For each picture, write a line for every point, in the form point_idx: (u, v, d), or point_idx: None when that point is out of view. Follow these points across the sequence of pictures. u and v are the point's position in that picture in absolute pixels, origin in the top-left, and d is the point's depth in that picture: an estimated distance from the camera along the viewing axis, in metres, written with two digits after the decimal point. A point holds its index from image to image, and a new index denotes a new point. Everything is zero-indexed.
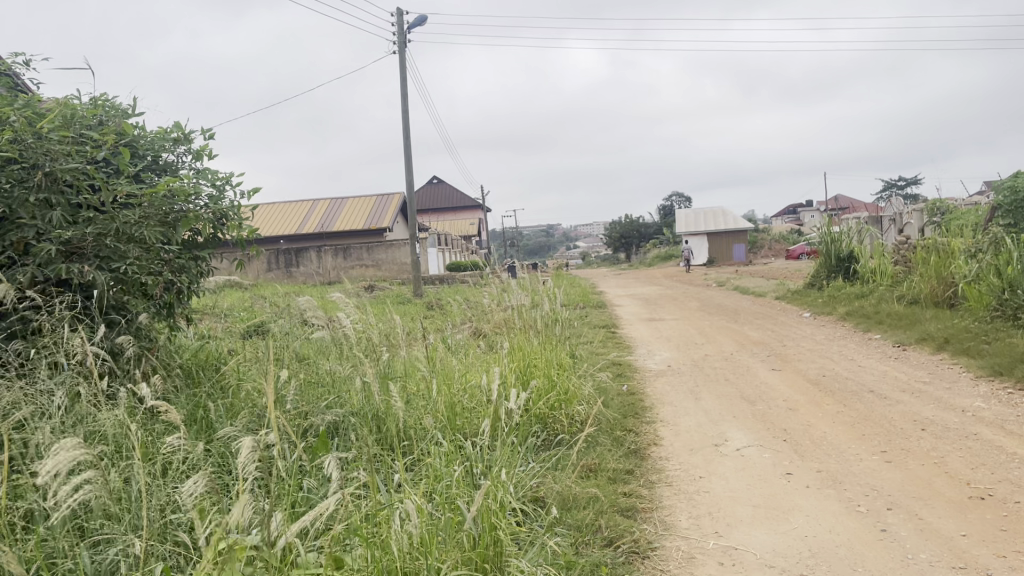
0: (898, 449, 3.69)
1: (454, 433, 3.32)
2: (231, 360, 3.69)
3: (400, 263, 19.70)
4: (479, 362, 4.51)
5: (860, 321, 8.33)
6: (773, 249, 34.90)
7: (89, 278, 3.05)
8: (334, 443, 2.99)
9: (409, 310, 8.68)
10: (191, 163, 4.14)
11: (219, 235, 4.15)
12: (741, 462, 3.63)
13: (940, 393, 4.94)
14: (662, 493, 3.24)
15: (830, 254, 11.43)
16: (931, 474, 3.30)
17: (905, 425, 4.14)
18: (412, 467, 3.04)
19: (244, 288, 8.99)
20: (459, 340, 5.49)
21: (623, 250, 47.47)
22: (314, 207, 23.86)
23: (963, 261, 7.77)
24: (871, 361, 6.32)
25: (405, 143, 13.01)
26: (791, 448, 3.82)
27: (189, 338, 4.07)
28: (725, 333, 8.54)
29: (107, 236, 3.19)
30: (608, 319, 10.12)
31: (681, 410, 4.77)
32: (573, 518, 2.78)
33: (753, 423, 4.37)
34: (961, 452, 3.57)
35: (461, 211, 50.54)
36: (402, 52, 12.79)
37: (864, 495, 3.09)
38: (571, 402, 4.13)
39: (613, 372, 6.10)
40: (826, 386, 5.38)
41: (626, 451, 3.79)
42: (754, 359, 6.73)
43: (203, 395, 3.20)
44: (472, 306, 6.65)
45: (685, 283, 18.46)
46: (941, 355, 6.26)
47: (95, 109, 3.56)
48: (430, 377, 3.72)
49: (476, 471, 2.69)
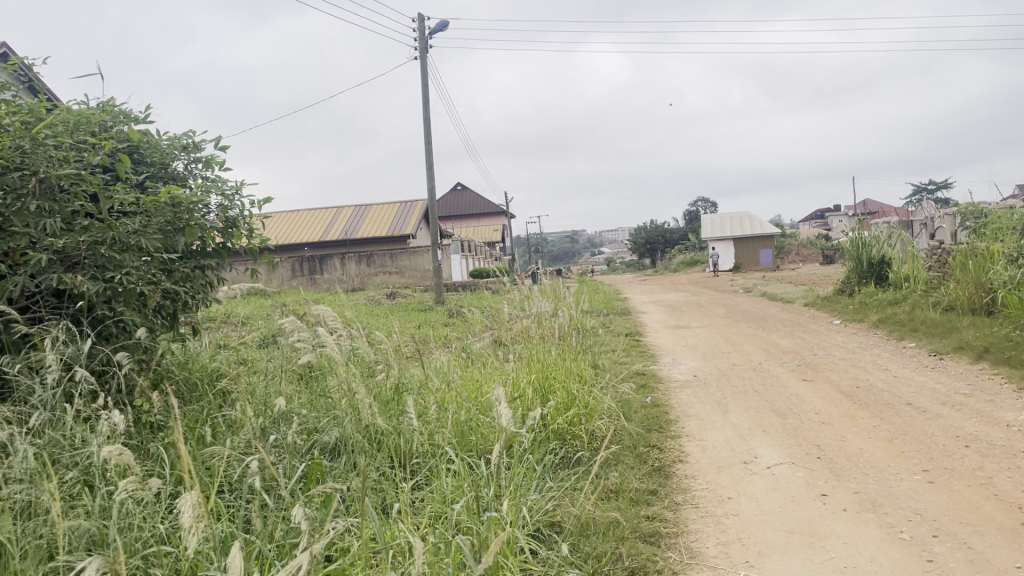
0: (941, 468, 3.45)
1: (468, 453, 3.19)
2: (235, 375, 3.61)
3: (423, 269, 19.61)
4: (496, 372, 4.36)
5: (894, 329, 8.04)
6: (801, 254, 34.39)
7: (83, 289, 2.94)
8: (336, 462, 2.87)
9: (429, 319, 8.55)
10: (200, 172, 4.01)
11: (228, 245, 4.03)
12: (772, 481, 3.43)
13: (982, 407, 4.68)
14: (689, 515, 3.04)
15: (861, 259, 11.10)
16: (979, 497, 3.06)
17: (946, 441, 3.89)
18: (419, 488, 2.93)
19: (267, 296, 8.95)
20: (476, 351, 5.33)
21: (648, 256, 47.13)
22: (338, 213, 23.89)
23: (1002, 267, 7.46)
24: (907, 371, 6.06)
25: (425, 150, 12.92)
26: (825, 466, 3.61)
27: (201, 349, 4.01)
28: (752, 341, 8.31)
29: (103, 245, 3.08)
30: (633, 327, 9.91)
31: (708, 424, 4.57)
32: (591, 545, 2.61)
33: (784, 438, 4.16)
34: (1010, 472, 3.33)
35: (484, 218, 50.57)
36: (423, 58, 12.69)
37: (907, 519, 2.87)
38: (592, 416, 3.99)
39: (637, 382, 5.91)
40: (861, 398, 5.13)
41: (650, 470, 3.60)
42: (784, 368, 6.49)
43: (201, 412, 3.10)
44: (492, 316, 6.50)
45: (711, 288, 18.24)
46: (981, 365, 5.97)
47: (97, 113, 3.46)
48: (447, 391, 3.59)
49: (485, 499, 2.54)
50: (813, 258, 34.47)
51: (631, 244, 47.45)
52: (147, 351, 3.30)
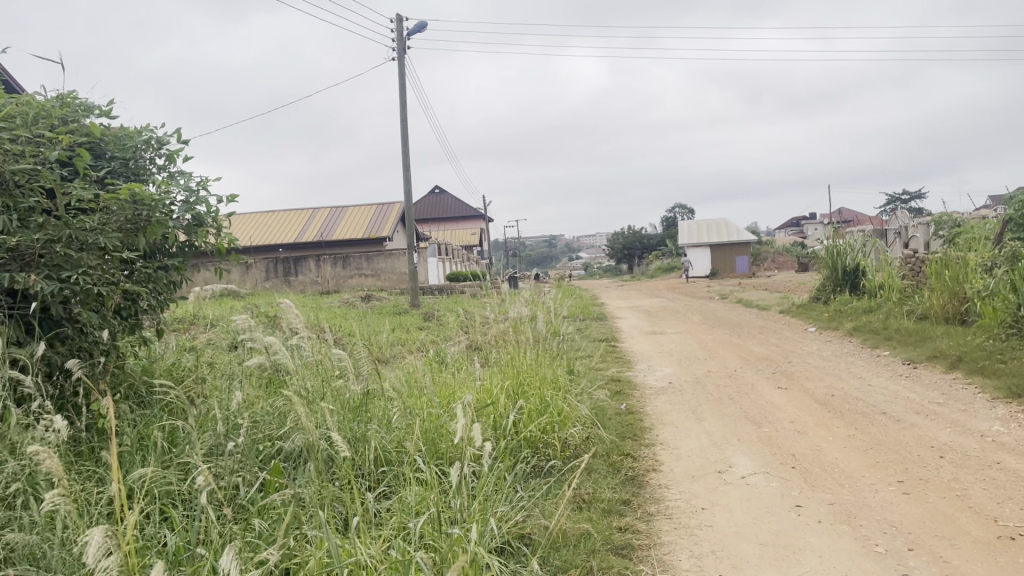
0: (916, 479, 3.42)
1: (436, 461, 3.12)
2: (198, 379, 3.50)
3: (400, 272, 19.48)
4: (469, 377, 4.28)
5: (868, 337, 8.06)
6: (776, 261, 34.66)
7: (37, 289, 2.82)
8: (298, 471, 2.79)
9: (404, 322, 8.46)
10: (165, 168, 3.89)
11: (194, 244, 3.91)
12: (746, 492, 3.37)
13: (956, 416, 4.67)
14: (662, 527, 2.98)
15: (836, 267, 11.15)
16: (954, 509, 3.03)
17: (921, 452, 3.86)
18: (384, 498, 2.85)
19: (240, 297, 8.82)
20: (450, 356, 5.25)
21: (626, 262, 47.30)
22: (314, 215, 23.68)
23: (977, 277, 7.48)
24: (881, 379, 6.06)
25: (403, 150, 12.79)
26: (800, 476, 3.56)
27: (165, 351, 3.90)
28: (728, 348, 8.29)
29: (59, 243, 2.95)
30: (609, 332, 9.87)
31: (683, 431, 4.51)
32: (561, 559, 2.54)
33: (759, 447, 4.11)
34: (985, 484, 3.30)
35: (461, 221, 50.47)
36: (401, 58, 12.57)
37: (881, 532, 2.82)
38: (565, 424, 3.92)
39: (612, 389, 5.86)
40: (836, 407, 5.10)
41: (623, 479, 3.54)
42: (759, 376, 6.46)
43: (160, 420, 3.00)
44: (467, 320, 6.42)
45: (687, 294, 18.30)
46: (955, 374, 5.98)
47: (55, 106, 3.34)
48: (419, 397, 3.50)
49: (450, 514, 2.46)
50: (788, 266, 34.75)
51: (608, 248, 47.50)
52: (106, 353, 3.19)
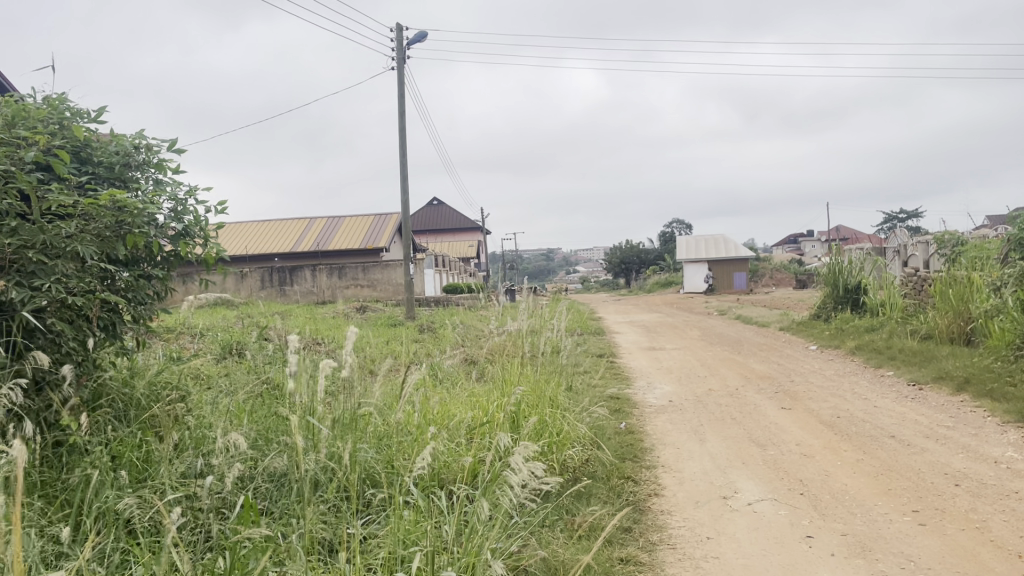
0: (932, 509, 3.25)
1: (428, 486, 2.97)
2: (182, 393, 3.33)
3: (396, 283, 19.29)
4: (465, 394, 4.12)
5: (871, 356, 7.90)
6: (774, 278, 34.59)
7: (7, 296, 2.66)
8: (280, 495, 2.63)
9: (399, 335, 8.30)
10: (152, 176, 3.72)
11: (181, 254, 3.74)
12: (753, 520, 3.19)
13: (966, 441, 4.51)
14: (665, 558, 2.81)
15: (837, 285, 10.99)
16: (974, 542, 2.87)
17: (935, 479, 3.70)
18: (371, 523, 2.70)
19: (234, 306, 8.68)
20: (445, 371, 5.09)
21: (623, 276, 47.23)
22: (311, 224, 23.54)
23: (983, 296, 7.33)
24: (887, 400, 5.89)
25: (402, 162, 12.67)
26: (810, 504, 3.38)
27: (148, 363, 3.72)
28: (728, 365, 8.13)
29: (31, 249, 2.79)
30: (607, 348, 9.69)
31: (685, 453, 4.34)
32: None
33: (765, 471, 3.93)
34: (1006, 515, 3.13)
35: (459, 233, 50.39)
36: (401, 68, 12.46)
37: (899, 567, 2.65)
38: (564, 446, 3.78)
39: (611, 407, 5.69)
40: (842, 429, 4.94)
41: (625, 504, 3.38)
42: (761, 395, 6.29)
43: (135, 442, 2.82)
44: (464, 334, 6.25)
45: (685, 310, 18.15)
46: (962, 397, 5.82)
47: (36, 106, 3.18)
48: (414, 414, 3.34)
49: (442, 547, 2.31)
50: (786, 283, 34.62)
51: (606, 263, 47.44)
52: (81, 367, 3.02)
